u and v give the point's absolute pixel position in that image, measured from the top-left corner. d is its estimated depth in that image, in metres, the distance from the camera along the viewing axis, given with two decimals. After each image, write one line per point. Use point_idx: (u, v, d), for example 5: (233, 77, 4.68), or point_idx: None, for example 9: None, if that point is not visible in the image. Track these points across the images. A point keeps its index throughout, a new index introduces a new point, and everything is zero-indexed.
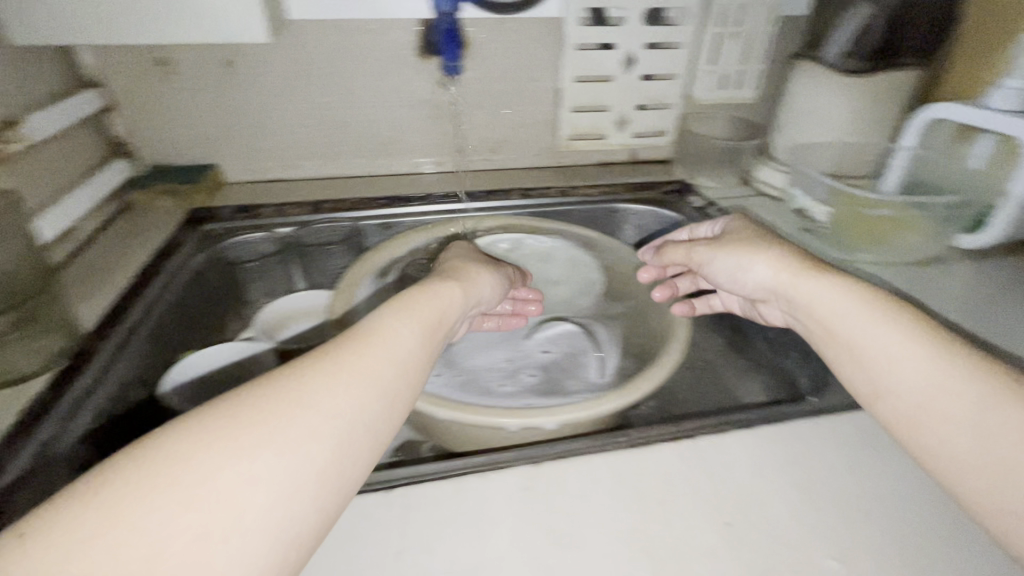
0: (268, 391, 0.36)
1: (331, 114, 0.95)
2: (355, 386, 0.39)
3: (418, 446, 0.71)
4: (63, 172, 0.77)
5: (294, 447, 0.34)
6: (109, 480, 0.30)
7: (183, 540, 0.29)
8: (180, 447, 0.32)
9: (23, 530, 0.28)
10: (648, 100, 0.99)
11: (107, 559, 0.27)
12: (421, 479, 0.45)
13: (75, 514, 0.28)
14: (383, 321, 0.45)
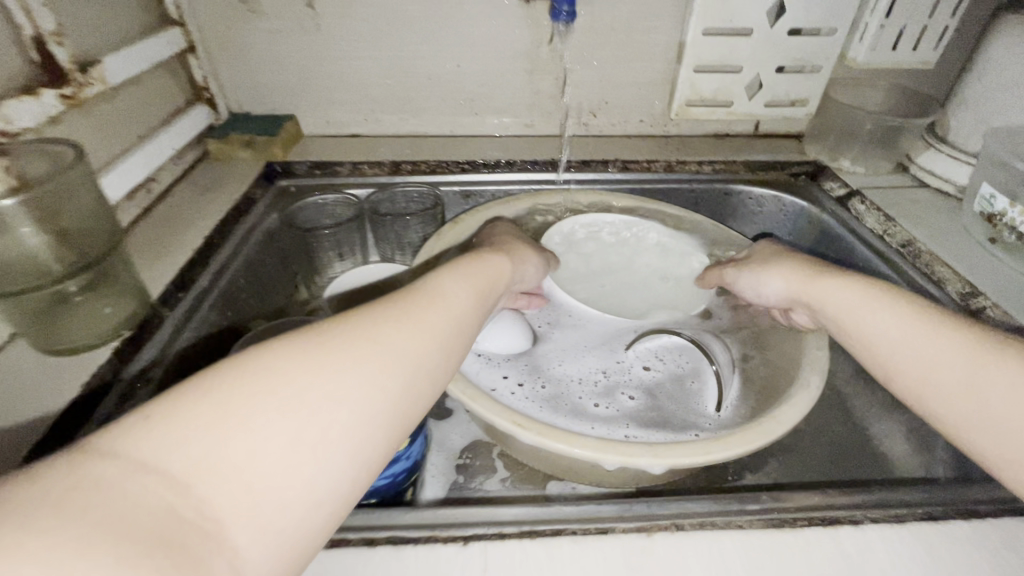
0: (343, 333, 0.35)
1: (418, 68, 0.85)
2: (422, 333, 0.39)
3: (492, 450, 0.64)
4: (141, 119, 0.72)
5: (363, 385, 0.33)
6: (210, 381, 0.29)
7: (272, 453, 0.28)
8: (277, 360, 0.31)
9: (145, 416, 0.27)
10: (794, 61, 0.81)
11: (217, 448, 0.27)
12: (464, 535, 0.38)
13: (179, 413, 0.27)
14: (430, 282, 0.44)
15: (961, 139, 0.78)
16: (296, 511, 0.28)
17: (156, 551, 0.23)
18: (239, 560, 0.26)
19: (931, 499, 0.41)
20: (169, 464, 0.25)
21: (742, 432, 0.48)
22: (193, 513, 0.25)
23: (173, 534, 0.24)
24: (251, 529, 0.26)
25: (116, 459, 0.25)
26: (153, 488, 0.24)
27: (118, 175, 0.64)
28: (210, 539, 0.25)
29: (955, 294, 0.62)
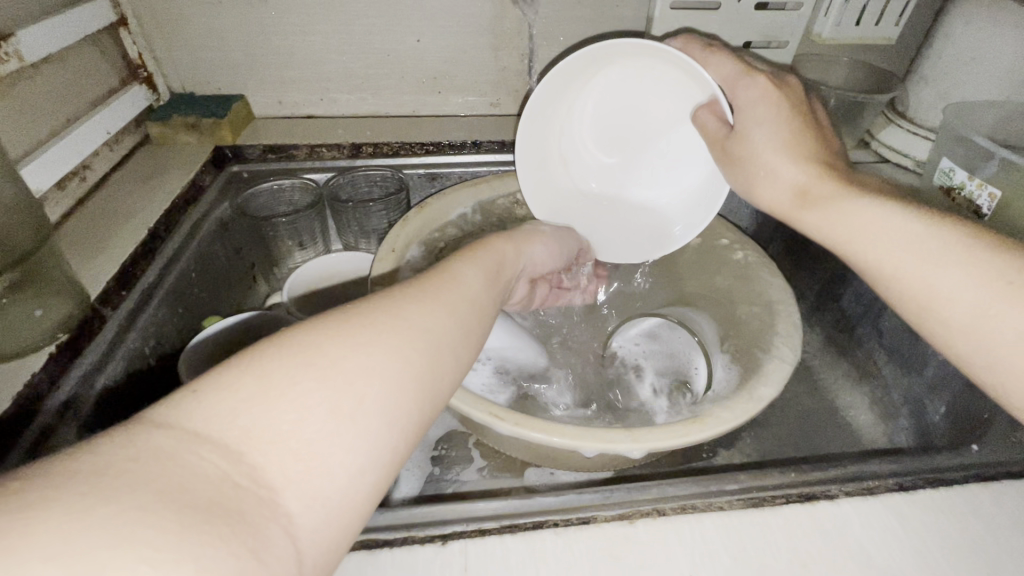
0: (377, 306, 0.32)
1: (376, 43, 0.81)
2: (455, 312, 0.35)
3: (468, 440, 0.62)
4: (69, 101, 0.65)
5: (404, 358, 0.30)
6: (256, 353, 0.27)
7: (324, 415, 0.26)
8: (319, 334, 0.28)
9: (192, 388, 0.25)
10: (760, 36, 0.80)
11: (266, 418, 0.24)
12: (445, 534, 0.37)
13: (223, 385, 0.25)
14: (454, 262, 0.41)
15: (921, 114, 0.80)
16: (340, 487, 0.26)
17: (213, 520, 0.21)
18: (293, 528, 0.24)
19: (901, 468, 0.41)
20: (219, 434, 0.23)
21: (719, 411, 0.48)
22: (249, 481, 0.23)
23: (230, 503, 0.22)
24: (300, 497, 0.24)
25: (166, 430, 0.23)
26: (206, 458, 0.22)
27: (42, 161, 0.59)
28: (266, 510, 0.23)
29: None
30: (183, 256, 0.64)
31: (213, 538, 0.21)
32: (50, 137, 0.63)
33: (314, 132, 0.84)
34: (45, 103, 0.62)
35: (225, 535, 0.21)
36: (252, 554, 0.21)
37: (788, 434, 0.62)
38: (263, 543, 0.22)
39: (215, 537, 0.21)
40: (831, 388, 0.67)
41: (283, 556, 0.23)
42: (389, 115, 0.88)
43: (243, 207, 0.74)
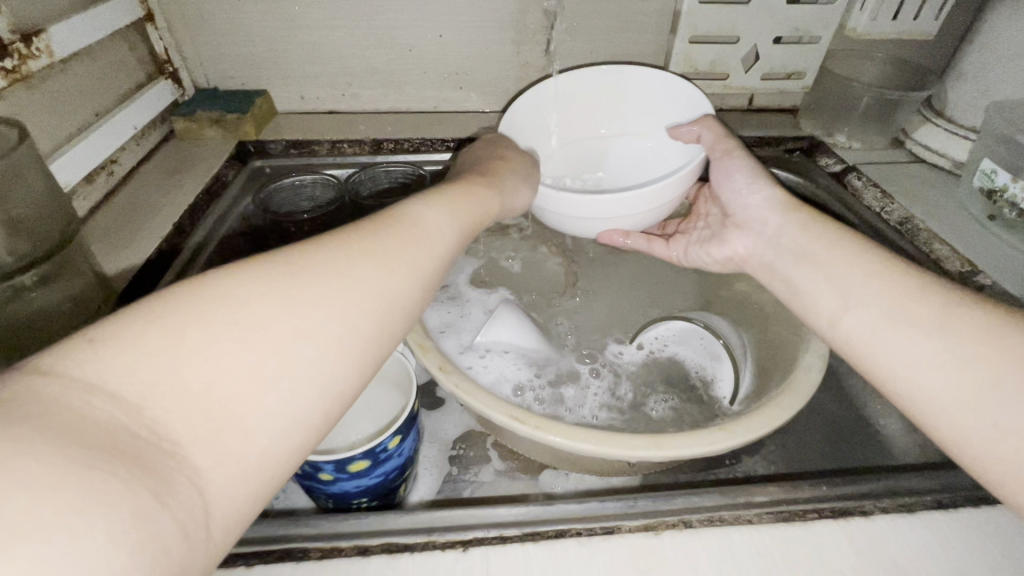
0: (307, 257, 0.31)
1: (398, 38, 0.80)
2: (401, 260, 0.34)
3: (486, 440, 0.62)
4: (97, 96, 0.66)
5: (334, 311, 0.29)
6: (168, 301, 0.25)
7: (237, 368, 0.25)
8: (242, 287, 0.27)
9: (90, 336, 0.23)
10: (791, 31, 0.78)
11: (174, 369, 0.24)
12: (467, 540, 0.36)
13: (128, 335, 0.24)
14: (409, 207, 0.39)
15: (959, 113, 0.76)
16: (256, 442, 0.25)
17: (117, 466, 0.20)
18: (202, 480, 0.23)
19: (939, 485, 0.40)
20: (118, 385, 0.22)
21: (746, 419, 0.46)
22: (151, 431, 0.22)
23: (135, 450, 0.21)
24: (211, 450, 0.24)
25: (61, 379, 0.22)
26: (101, 404, 0.22)
27: (71, 157, 0.60)
28: (175, 458, 0.22)
29: (953, 272, 0.62)
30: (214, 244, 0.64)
31: (117, 484, 0.20)
32: (80, 131, 0.63)
33: (337, 128, 0.84)
34: (75, 97, 0.63)
35: (127, 482, 0.20)
36: (158, 499, 0.21)
37: (815, 443, 0.61)
38: (169, 491, 0.22)
39: (120, 481, 0.20)
40: (859, 396, 0.64)
41: (191, 505, 0.22)
42: (409, 111, 0.88)
43: (269, 202, 0.73)
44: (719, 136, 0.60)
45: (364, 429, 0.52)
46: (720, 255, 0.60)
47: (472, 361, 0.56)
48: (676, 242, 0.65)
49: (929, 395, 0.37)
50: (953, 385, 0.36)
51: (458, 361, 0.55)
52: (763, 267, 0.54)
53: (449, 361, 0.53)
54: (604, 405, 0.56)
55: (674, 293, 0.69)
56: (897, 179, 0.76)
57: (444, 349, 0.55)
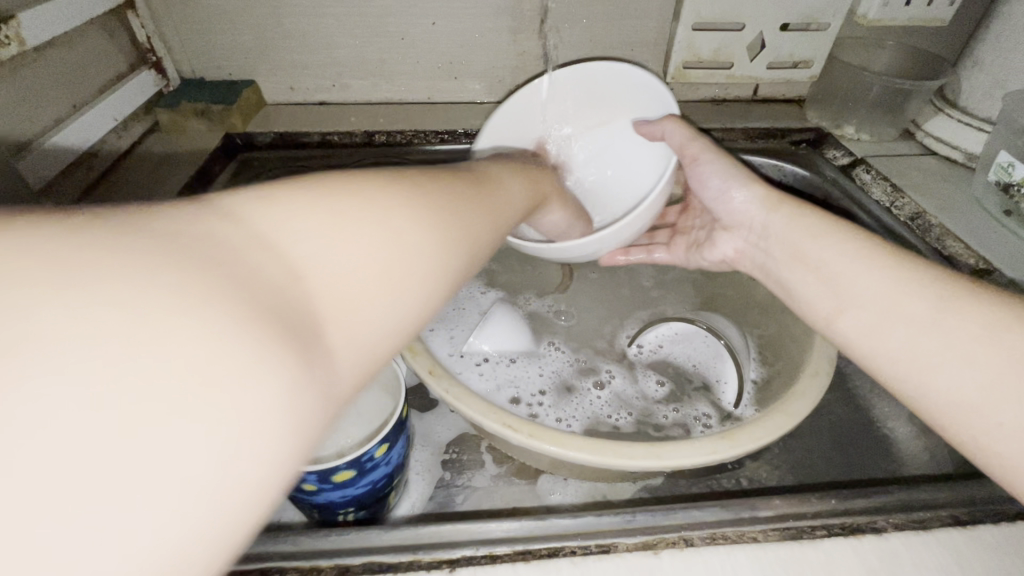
0: (412, 177, 0.31)
1: (389, 27, 0.77)
2: (489, 211, 0.36)
3: (481, 443, 0.60)
4: (74, 87, 0.63)
5: (445, 233, 0.29)
6: (308, 184, 0.26)
7: (369, 253, 0.25)
8: (363, 188, 0.27)
9: (259, 198, 0.24)
10: (799, 17, 0.75)
11: (321, 250, 0.23)
12: (451, 559, 0.34)
13: (289, 206, 0.24)
14: (497, 170, 0.43)
15: (973, 103, 0.73)
16: (376, 334, 0.24)
17: (268, 321, 0.20)
18: (334, 358, 0.22)
19: (955, 498, 0.38)
20: (282, 246, 0.22)
21: (750, 426, 0.44)
22: (304, 299, 0.22)
23: (285, 310, 0.21)
24: (343, 328, 0.23)
25: (235, 225, 0.22)
26: (264, 263, 0.21)
27: (45, 150, 0.57)
28: (315, 327, 0.22)
29: (968, 270, 0.60)
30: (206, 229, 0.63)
31: (274, 334, 0.20)
32: (56, 124, 0.61)
33: (328, 120, 0.82)
34: (50, 89, 0.60)
35: (279, 339, 0.20)
36: (302, 364, 0.20)
37: (820, 447, 0.58)
38: (313, 354, 0.21)
39: (268, 331, 0.20)
40: (867, 398, 0.62)
41: (326, 376, 0.22)
42: (403, 103, 0.85)
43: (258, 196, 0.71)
44: (687, 134, 0.55)
45: (354, 434, 0.50)
46: (713, 259, 0.58)
47: (463, 362, 0.54)
48: (672, 248, 0.62)
49: (934, 400, 0.35)
50: (955, 385, 0.34)
51: (448, 363, 0.53)
52: (757, 269, 0.52)
53: (439, 361, 0.51)
54: (600, 402, 0.54)
55: (675, 291, 0.67)
56: (907, 172, 0.73)
57: (434, 350, 0.53)
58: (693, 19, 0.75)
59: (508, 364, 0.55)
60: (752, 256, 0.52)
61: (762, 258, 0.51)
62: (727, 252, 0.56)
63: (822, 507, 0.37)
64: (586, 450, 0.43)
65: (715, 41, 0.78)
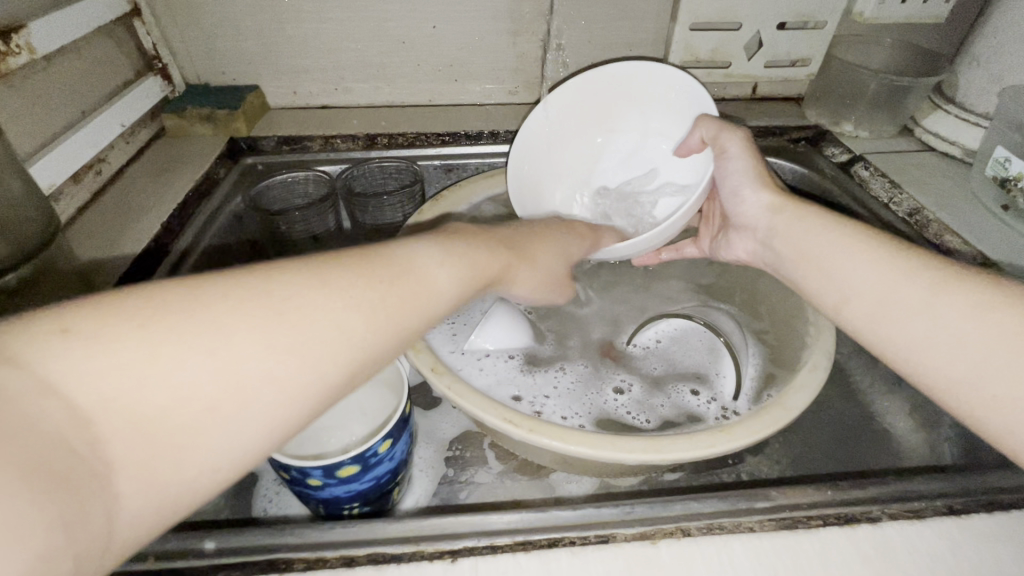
0: (288, 286, 0.29)
1: (391, 31, 0.78)
2: (392, 318, 0.32)
3: (483, 441, 0.61)
4: (83, 94, 0.65)
5: (312, 354, 0.28)
6: (156, 306, 0.25)
7: (187, 389, 0.25)
8: (223, 307, 0.27)
9: (65, 325, 0.23)
10: (796, 16, 0.76)
11: (130, 387, 0.23)
12: (453, 551, 0.35)
13: (107, 336, 0.24)
14: (427, 249, 0.37)
15: (970, 97, 0.74)
16: (185, 479, 0.25)
17: (42, 484, 0.20)
18: (117, 505, 0.23)
19: (949, 489, 0.38)
20: (70, 391, 0.22)
21: (748, 420, 0.45)
22: (90, 451, 0.22)
23: (61, 469, 0.21)
24: (137, 475, 0.23)
25: (17, 372, 0.22)
26: (49, 412, 0.22)
27: (55, 156, 0.59)
28: (97, 482, 0.22)
29: (971, 262, 0.60)
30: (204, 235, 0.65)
31: (45, 502, 0.20)
32: (66, 130, 0.62)
33: (331, 123, 0.83)
34: (60, 97, 0.62)
35: (49, 498, 0.20)
36: (68, 528, 0.21)
37: (820, 442, 0.59)
38: (84, 512, 0.21)
39: (47, 500, 0.20)
40: (867, 393, 0.62)
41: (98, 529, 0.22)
42: (404, 107, 0.86)
43: (263, 197, 0.72)
44: (719, 126, 0.54)
45: (357, 431, 0.51)
46: (729, 258, 0.58)
47: (464, 358, 0.55)
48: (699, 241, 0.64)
49: (936, 378, 0.36)
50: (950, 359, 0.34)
51: (449, 359, 0.54)
52: (772, 268, 0.51)
53: (442, 360, 0.52)
54: (614, 405, 0.54)
55: (676, 289, 0.67)
56: (907, 167, 0.74)
57: (436, 347, 0.54)
58: (691, 18, 0.76)
59: (511, 361, 0.56)
60: (765, 257, 0.52)
61: (773, 259, 0.50)
62: (741, 254, 0.56)
63: (818, 498, 0.37)
64: (582, 442, 0.44)
65: (713, 40, 0.78)
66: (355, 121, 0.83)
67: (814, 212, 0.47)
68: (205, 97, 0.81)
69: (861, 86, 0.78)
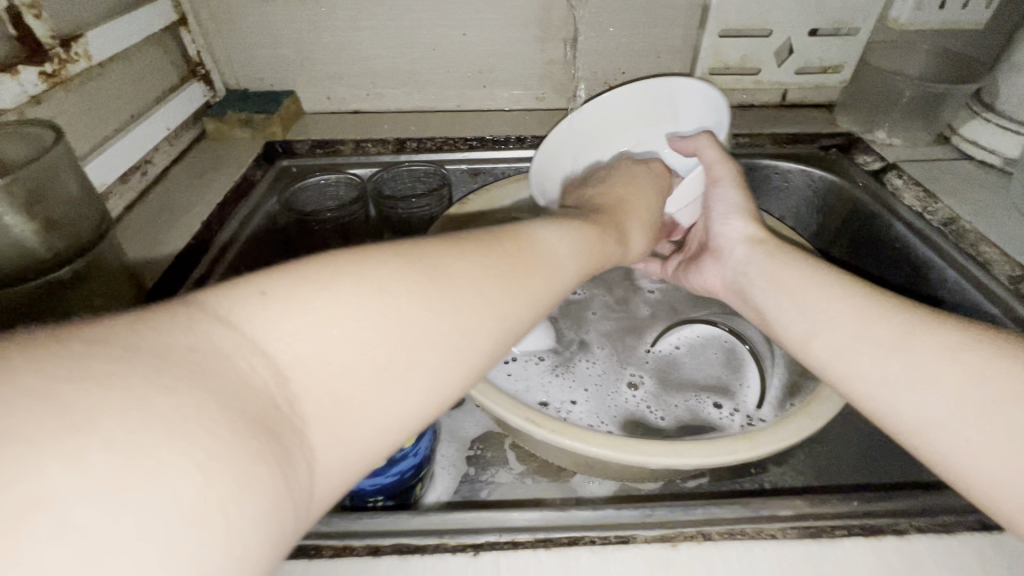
0: (439, 262, 0.30)
1: (422, 39, 0.80)
2: (529, 290, 0.33)
3: (505, 441, 0.61)
4: (133, 98, 0.68)
5: (461, 314, 0.29)
6: (327, 271, 0.26)
7: (361, 346, 0.25)
8: (387, 272, 0.28)
9: (262, 289, 0.25)
10: (828, 23, 0.75)
11: (323, 351, 0.24)
12: (474, 543, 0.36)
13: (290, 299, 0.25)
14: (546, 229, 0.38)
15: (1012, 105, 0.71)
16: (367, 434, 0.25)
17: (258, 437, 0.21)
18: (315, 461, 0.23)
19: (981, 504, 0.37)
20: (275, 351, 0.23)
21: (774, 428, 0.44)
22: (288, 406, 0.23)
23: (271, 419, 0.22)
24: (327, 431, 0.24)
25: (226, 327, 0.23)
26: (257, 368, 0.23)
27: (108, 157, 0.62)
28: (297, 434, 0.23)
29: (1005, 277, 0.58)
30: (243, 232, 0.67)
31: (260, 457, 0.21)
32: (115, 131, 0.65)
33: (363, 128, 0.85)
34: (113, 101, 0.65)
35: (265, 455, 0.21)
36: (283, 480, 0.21)
37: (846, 454, 0.58)
38: (292, 467, 0.22)
39: (261, 460, 0.21)
40: None
41: (304, 483, 0.23)
42: (433, 113, 0.89)
43: (298, 198, 0.75)
44: (717, 152, 0.56)
45: None
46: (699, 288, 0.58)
47: None
48: (665, 266, 0.64)
49: None
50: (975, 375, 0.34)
51: None
52: (735, 297, 0.52)
53: None
54: (638, 409, 0.55)
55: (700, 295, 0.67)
56: (941, 176, 0.72)
57: None
58: (721, 24, 0.76)
59: (533, 363, 0.57)
60: (732, 284, 0.52)
61: (743, 285, 0.50)
62: (710, 282, 0.56)
63: (844, 512, 0.37)
64: (603, 442, 0.44)
65: (742, 46, 0.78)
66: (386, 126, 0.86)
67: (788, 249, 0.49)
68: (244, 100, 0.84)
69: (895, 94, 0.76)
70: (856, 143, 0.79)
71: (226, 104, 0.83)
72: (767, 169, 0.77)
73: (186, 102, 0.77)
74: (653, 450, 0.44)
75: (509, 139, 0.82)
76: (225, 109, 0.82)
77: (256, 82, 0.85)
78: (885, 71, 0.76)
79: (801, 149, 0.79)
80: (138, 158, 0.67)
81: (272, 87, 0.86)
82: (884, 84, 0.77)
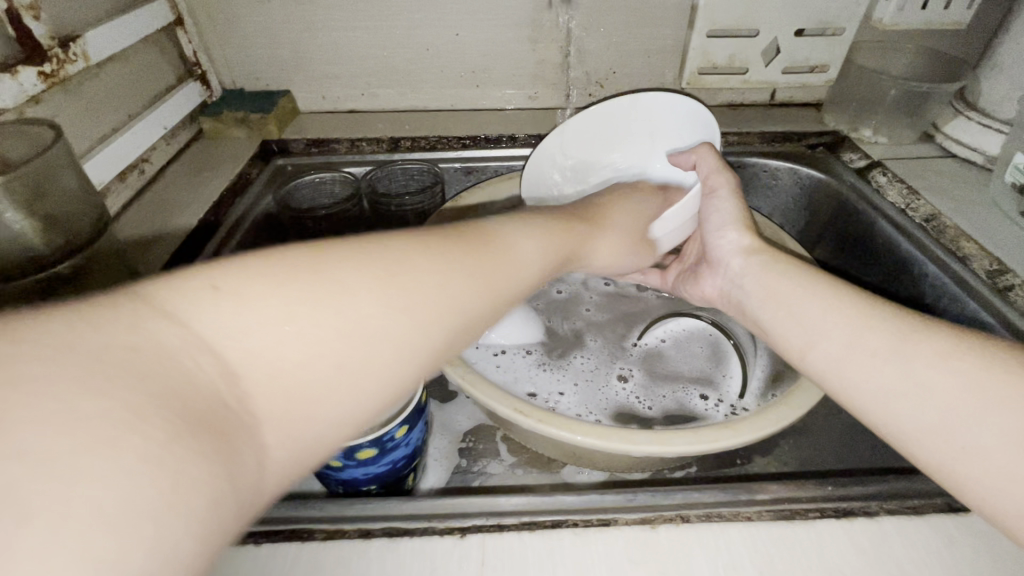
0: (399, 259, 0.31)
1: (416, 39, 0.82)
2: (480, 283, 0.34)
3: (496, 433, 0.63)
4: (130, 97, 0.70)
5: (417, 307, 0.30)
6: (280, 272, 0.27)
7: (314, 339, 0.26)
8: (343, 267, 0.29)
9: (215, 283, 0.25)
10: (814, 23, 0.76)
11: (274, 347, 0.25)
12: (462, 526, 0.37)
13: (241, 297, 0.25)
14: (513, 230, 0.41)
15: (995, 104, 0.73)
16: (320, 427, 0.26)
17: (200, 435, 0.21)
18: (265, 456, 0.24)
19: (950, 488, 0.38)
20: (224, 349, 0.24)
21: (754, 417, 0.46)
22: (238, 404, 0.23)
23: (218, 417, 0.22)
24: (278, 428, 0.25)
25: (171, 325, 0.23)
26: (206, 367, 0.23)
27: (106, 155, 0.63)
28: (245, 432, 0.23)
29: (983, 270, 0.59)
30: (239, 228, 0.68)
31: (202, 454, 0.21)
32: (113, 130, 0.67)
33: (358, 127, 0.86)
34: (111, 101, 0.66)
35: (210, 452, 0.21)
36: (228, 477, 0.21)
37: (829, 444, 0.59)
38: (240, 463, 0.22)
39: (203, 457, 0.21)
40: None
41: (252, 479, 0.23)
42: (427, 113, 0.90)
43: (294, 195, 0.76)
44: (714, 164, 0.57)
45: None
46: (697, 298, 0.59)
47: (479, 352, 0.57)
48: (664, 276, 0.65)
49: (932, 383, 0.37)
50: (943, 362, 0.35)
51: (465, 352, 0.57)
52: (736, 310, 0.52)
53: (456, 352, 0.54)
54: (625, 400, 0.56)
55: None
56: (925, 173, 0.74)
57: None
58: (710, 24, 0.77)
59: (523, 356, 0.58)
60: (730, 295, 0.53)
61: (740, 297, 0.51)
62: (709, 291, 0.56)
63: (818, 495, 0.38)
64: (588, 429, 0.46)
65: (730, 45, 0.79)
66: (380, 125, 0.87)
67: (785, 260, 0.49)
68: (240, 99, 0.86)
69: (880, 93, 0.78)
70: (844, 143, 0.80)
71: (223, 103, 0.85)
72: (755, 168, 0.79)
73: (182, 102, 0.79)
74: (637, 437, 0.45)
75: (502, 138, 0.83)
76: (222, 109, 0.84)
77: (252, 81, 0.87)
78: (870, 70, 0.78)
79: (787, 147, 0.81)
80: (135, 157, 0.69)
81: (267, 86, 0.87)
82: (869, 83, 0.78)
